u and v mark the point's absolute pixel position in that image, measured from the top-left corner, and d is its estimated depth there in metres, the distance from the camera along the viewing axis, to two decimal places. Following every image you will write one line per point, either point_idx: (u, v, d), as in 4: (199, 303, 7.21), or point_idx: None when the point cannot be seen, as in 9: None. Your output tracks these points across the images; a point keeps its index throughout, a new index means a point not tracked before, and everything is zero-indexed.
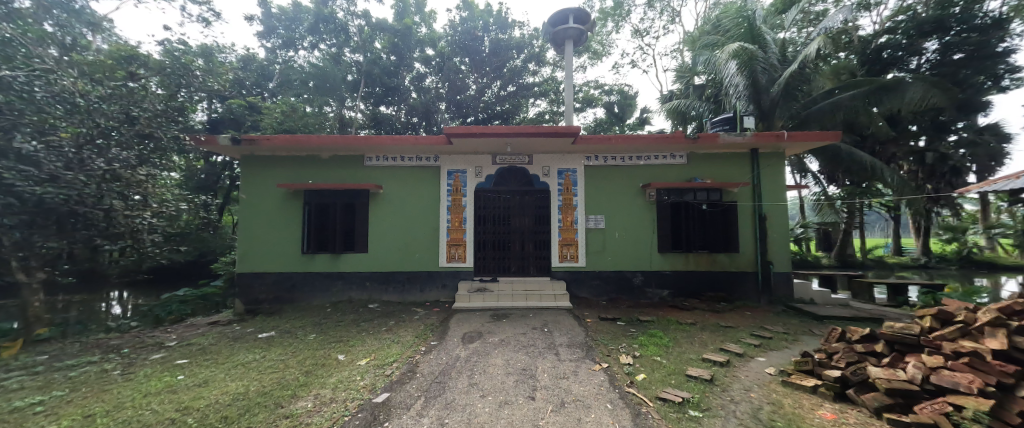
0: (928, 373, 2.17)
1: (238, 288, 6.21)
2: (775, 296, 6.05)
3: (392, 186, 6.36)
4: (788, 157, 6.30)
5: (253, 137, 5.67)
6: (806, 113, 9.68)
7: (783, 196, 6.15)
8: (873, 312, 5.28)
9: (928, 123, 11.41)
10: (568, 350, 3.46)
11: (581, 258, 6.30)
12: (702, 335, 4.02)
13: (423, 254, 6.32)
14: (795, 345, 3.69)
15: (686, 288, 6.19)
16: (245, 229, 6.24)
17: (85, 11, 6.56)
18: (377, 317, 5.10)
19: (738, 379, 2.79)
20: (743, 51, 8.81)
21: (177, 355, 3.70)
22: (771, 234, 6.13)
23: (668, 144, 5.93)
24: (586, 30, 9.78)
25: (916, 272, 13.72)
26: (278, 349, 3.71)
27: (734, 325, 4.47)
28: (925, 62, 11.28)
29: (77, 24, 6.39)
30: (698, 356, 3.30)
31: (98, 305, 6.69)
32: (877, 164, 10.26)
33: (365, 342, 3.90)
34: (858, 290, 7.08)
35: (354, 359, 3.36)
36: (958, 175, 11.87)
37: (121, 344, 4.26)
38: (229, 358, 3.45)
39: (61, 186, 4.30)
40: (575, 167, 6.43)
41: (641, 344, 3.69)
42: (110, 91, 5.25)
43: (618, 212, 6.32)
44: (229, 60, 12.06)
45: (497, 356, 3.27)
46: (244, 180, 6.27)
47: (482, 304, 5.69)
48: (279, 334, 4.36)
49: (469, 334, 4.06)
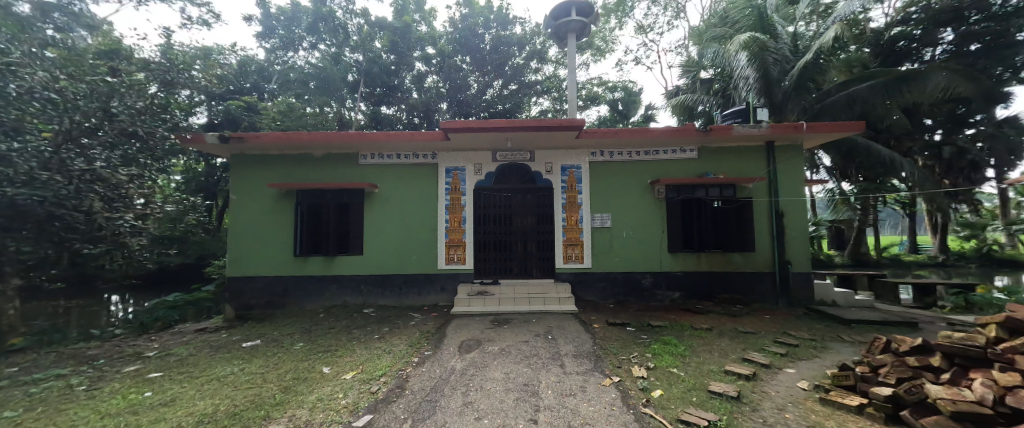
0: (1002, 394, 1.82)
1: (229, 293, 5.96)
2: (795, 298, 5.67)
3: (388, 185, 6.09)
4: (806, 149, 5.91)
5: (241, 135, 5.42)
6: (819, 105, 9.29)
7: (801, 192, 5.79)
8: (903, 315, 4.90)
9: (944, 116, 11.01)
10: (574, 361, 3.14)
11: (587, 259, 5.97)
12: (720, 342, 3.68)
13: (421, 255, 6.04)
14: (825, 354, 3.33)
15: (699, 291, 5.84)
16: (236, 231, 5.99)
17: (82, 11, 6.17)
18: (371, 324, 4.82)
19: (769, 396, 2.45)
20: (753, 42, 8.49)
21: (152, 368, 3.43)
22: (789, 232, 5.77)
23: (678, 137, 5.60)
24: (588, 22, 9.48)
25: (935, 270, 13.22)
26: (260, 361, 3.42)
27: (755, 331, 4.13)
28: (940, 53, 10.79)
29: (77, 25, 6.03)
30: (719, 367, 2.97)
31: (96, 312, 6.77)
32: (896, 157, 9.81)
33: (355, 352, 3.62)
34: (883, 292, 6.67)
35: (339, 372, 3.07)
36: (977, 170, 11.41)
37: (98, 355, 4.02)
38: (206, 372, 3.18)
39: (38, 187, 4.08)
40: (579, 163, 6.11)
41: (654, 353, 3.36)
42: (91, 87, 4.88)
43: (625, 209, 6.00)
44: (228, 61, 11.94)
45: (496, 368, 2.97)
46: (234, 181, 6.04)
47: (481, 308, 5.39)
48: (265, 343, 4.08)
49: (468, 342, 3.76)
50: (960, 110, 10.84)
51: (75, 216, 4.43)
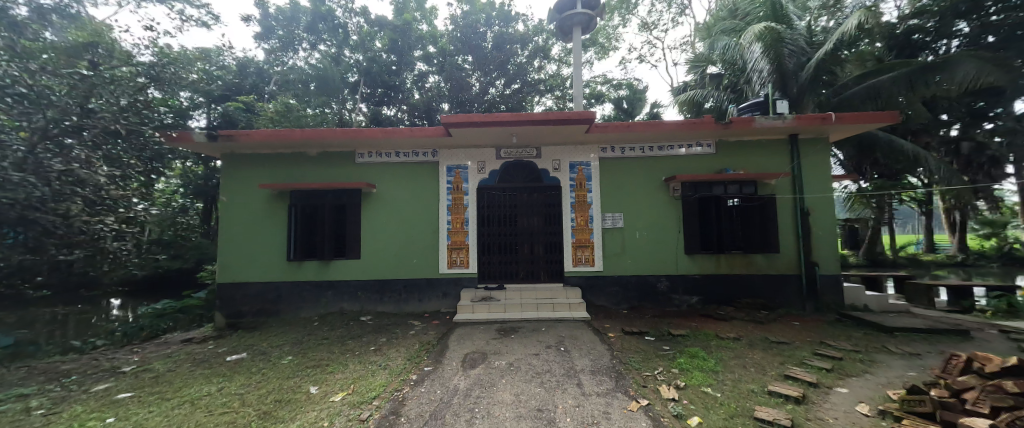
0: None
1: (219, 299, 5.65)
2: (823, 302, 5.27)
3: (386, 185, 5.76)
4: (833, 142, 5.52)
5: (230, 133, 5.09)
6: (837, 99, 8.85)
7: (828, 189, 5.39)
8: (948, 322, 4.48)
9: (962, 110, 10.42)
10: (593, 379, 2.77)
11: (597, 262, 5.61)
12: (753, 355, 3.30)
13: (422, 259, 5.70)
14: (876, 369, 2.93)
15: (718, 295, 5.45)
16: (226, 235, 5.68)
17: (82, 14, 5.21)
18: (367, 334, 4.47)
19: (828, 424, 2.08)
20: (769, 32, 8.10)
21: (123, 387, 3.09)
22: (815, 231, 5.38)
23: (695, 131, 5.22)
24: (595, 14, 9.07)
25: (955, 270, 12.73)
26: (242, 378, 3.08)
27: (789, 341, 3.74)
28: (953, 46, 10.14)
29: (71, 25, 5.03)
30: (760, 387, 2.59)
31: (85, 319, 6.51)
32: (921, 152, 9.27)
33: (347, 367, 3.27)
34: (915, 294, 6.26)
35: (328, 393, 2.72)
36: (997, 165, 10.94)
37: (72, 371, 3.70)
38: (180, 393, 2.82)
39: (8, 189, 3.65)
40: (588, 160, 5.75)
41: (681, 368, 2.98)
42: (63, 81, 4.43)
43: (638, 209, 5.63)
44: (227, 63, 11.73)
45: (505, 389, 2.61)
46: (225, 181, 5.73)
47: (485, 314, 4.99)
48: (251, 357, 3.73)
49: (472, 356, 3.40)
50: (979, 103, 10.16)
51: (51, 220, 4.08)
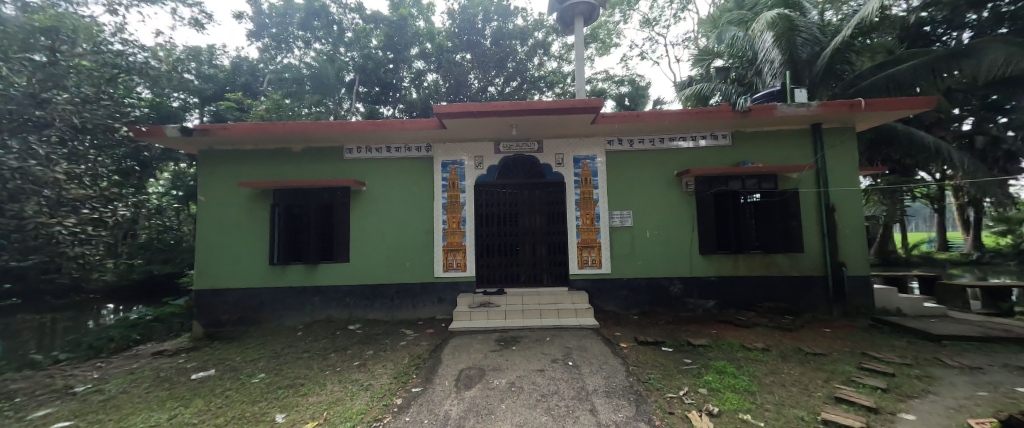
0: None
1: (197, 307, 5.25)
2: (851, 306, 4.84)
3: (377, 182, 5.36)
4: (858, 131, 5.10)
5: (206, 126, 4.70)
6: (851, 90, 8.44)
7: (855, 181, 4.97)
8: (996, 327, 4.06)
9: (975, 103, 9.96)
10: (609, 403, 2.37)
11: (605, 264, 5.19)
12: (790, 370, 2.88)
13: (417, 263, 5.29)
14: (940, 388, 2.50)
15: (736, 298, 5.04)
16: (205, 238, 5.28)
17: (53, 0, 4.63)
18: (353, 345, 4.06)
19: None
20: (782, 20, 7.72)
21: (65, 413, 2.68)
22: (842, 228, 4.96)
23: (710, 121, 4.79)
24: (598, 4, 8.66)
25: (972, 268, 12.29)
26: (203, 403, 2.67)
27: (826, 352, 3.31)
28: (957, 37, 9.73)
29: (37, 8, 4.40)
30: (811, 414, 2.16)
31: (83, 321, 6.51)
32: (942, 145, 8.82)
33: (324, 389, 2.85)
34: (946, 296, 5.85)
35: (296, 422, 2.30)
36: (1011, 160, 10.30)
37: (18, 391, 3.29)
38: (123, 423, 2.40)
39: None
40: (593, 154, 5.34)
41: (710, 388, 2.56)
42: (20, 70, 3.79)
43: (649, 206, 5.21)
44: (219, 61, 11.33)
45: (505, 418, 2.18)
46: (203, 180, 5.34)
47: (484, 321, 4.59)
48: (219, 375, 3.32)
49: (469, 372, 3.00)
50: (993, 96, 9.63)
51: None
